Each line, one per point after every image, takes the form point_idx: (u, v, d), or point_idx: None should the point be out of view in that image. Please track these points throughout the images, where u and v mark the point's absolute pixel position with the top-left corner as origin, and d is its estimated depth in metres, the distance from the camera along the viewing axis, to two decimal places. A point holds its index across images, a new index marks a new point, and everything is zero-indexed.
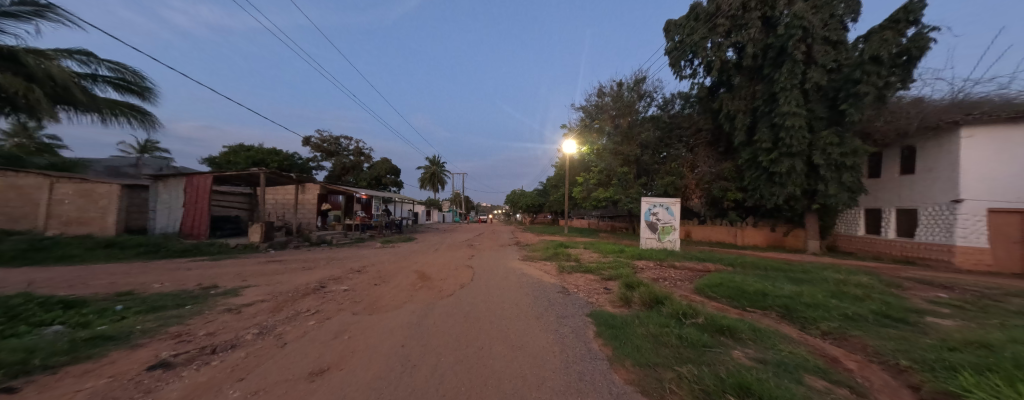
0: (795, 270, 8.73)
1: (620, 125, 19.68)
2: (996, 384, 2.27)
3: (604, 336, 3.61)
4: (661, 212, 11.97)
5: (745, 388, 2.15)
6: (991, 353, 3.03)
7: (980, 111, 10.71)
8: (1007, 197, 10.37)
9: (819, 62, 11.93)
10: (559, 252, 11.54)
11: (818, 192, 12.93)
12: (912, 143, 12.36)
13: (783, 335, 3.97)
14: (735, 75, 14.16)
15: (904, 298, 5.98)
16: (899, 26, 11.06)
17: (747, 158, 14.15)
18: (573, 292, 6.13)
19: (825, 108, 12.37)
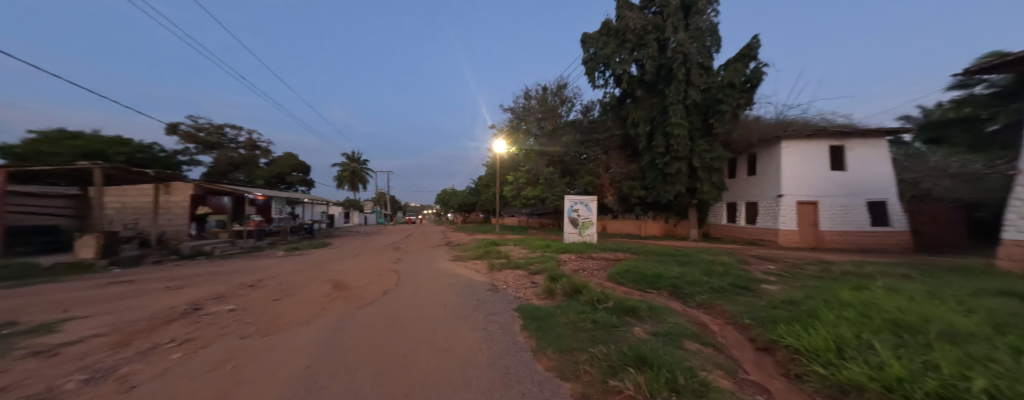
0: (682, 255, 10.49)
1: (545, 127, 21.21)
2: (799, 330, 3.10)
3: (530, 328, 3.77)
4: (581, 208, 13.01)
5: (642, 359, 2.49)
6: (796, 307, 4.11)
7: (793, 128, 14.41)
8: (809, 193, 14.21)
9: (696, 83, 14.48)
10: (490, 250, 11.69)
11: (697, 190, 15.71)
12: (755, 151, 15.91)
13: (671, 310, 4.71)
14: (637, 89, 16.22)
15: (751, 271, 7.73)
16: (746, 59, 14.10)
17: (648, 161, 16.30)
18: (502, 289, 6.26)
19: (701, 121, 15.04)
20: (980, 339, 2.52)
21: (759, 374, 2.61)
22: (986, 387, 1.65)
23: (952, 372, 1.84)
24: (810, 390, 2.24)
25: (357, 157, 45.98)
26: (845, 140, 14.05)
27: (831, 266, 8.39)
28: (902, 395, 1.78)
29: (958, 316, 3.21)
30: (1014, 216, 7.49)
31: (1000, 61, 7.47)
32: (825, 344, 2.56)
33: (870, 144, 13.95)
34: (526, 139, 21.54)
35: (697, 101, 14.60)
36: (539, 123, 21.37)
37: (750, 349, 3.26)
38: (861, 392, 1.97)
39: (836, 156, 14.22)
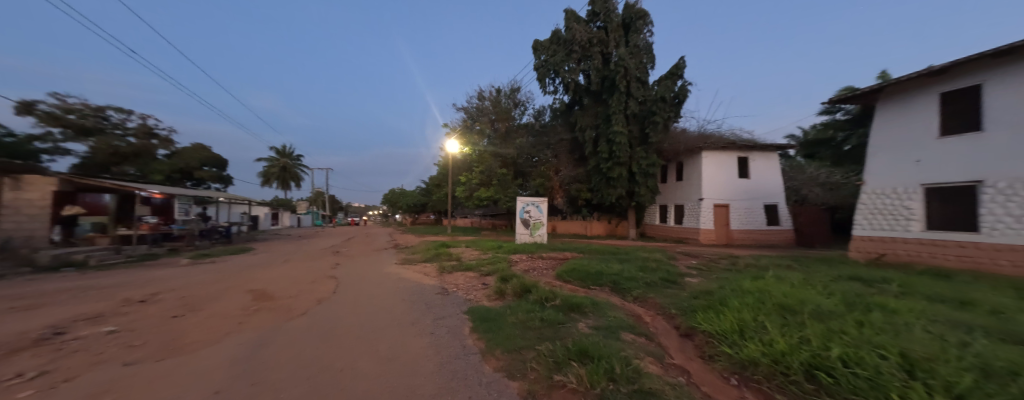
0: (621, 253, 11.29)
1: (499, 129, 21.32)
2: (713, 316, 3.56)
3: (480, 330, 3.78)
4: (533, 209, 13.30)
5: (583, 353, 2.65)
6: (712, 296, 4.70)
7: (711, 140, 16.41)
8: (723, 196, 16.27)
9: (635, 95, 15.70)
10: (440, 252, 11.40)
11: (635, 193, 17.07)
12: (682, 159, 17.75)
13: (611, 304, 5.06)
14: (584, 97, 17.11)
15: (678, 266, 8.63)
16: (675, 77, 15.70)
17: (593, 165, 17.29)
18: (452, 292, 6.15)
19: (639, 130, 16.30)
20: (837, 315, 3.17)
21: (682, 358, 2.95)
22: (843, 355, 2.08)
23: (819, 343, 2.29)
24: (721, 368, 2.59)
25: (291, 153, 41.60)
26: (747, 152, 16.49)
27: (739, 259, 9.72)
28: (788, 367, 2.18)
29: (827, 299, 3.95)
30: (862, 218, 9.43)
31: (854, 95, 9.31)
32: (731, 327, 3.00)
33: (768, 157, 16.52)
34: (478, 140, 21.36)
35: (635, 112, 15.84)
36: (491, 124, 21.32)
37: (675, 336, 3.67)
38: (759, 367, 2.35)
39: (744, 166, 16.50)
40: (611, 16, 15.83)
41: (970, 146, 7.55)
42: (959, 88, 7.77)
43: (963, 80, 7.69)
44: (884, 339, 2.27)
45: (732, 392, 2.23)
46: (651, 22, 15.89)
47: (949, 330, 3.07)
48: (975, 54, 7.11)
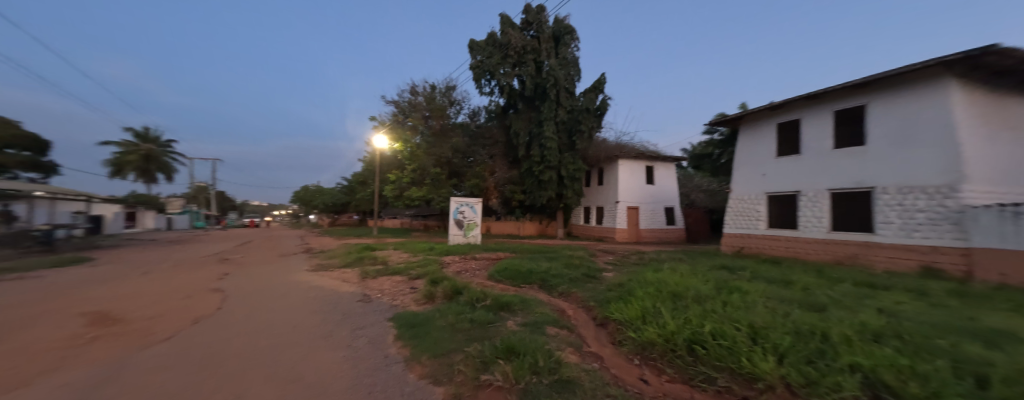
0: (549, 251, 11.91)
1: (433, 126, 20.48)
2: (622, 305, 4.04)
3: (405, 337, 3.63)
4: (467, 210, 13.19)
5: (510, 349, 2.76)
6: (622, 288, 5.31)
7: (626, 150, 18.43)
8: (634, 199, 18.38)
9: (565, 104, 16.72)
10: (363, 256, 10.55)
11: (563, 196, 18.15)
12: (603, 166, 19.47)
13: (538, 301, 5.33)
14: (518, 102, 17.62)
15: (598, 262, 9.48)
16: (597, 91, 17.16)
17: (526, 168, 17.91)
18: (375, 298, 5.75)
19: (567, 138, 17.28)
20: (713, 298, 3.88)
21: (597, 345, 3.28)
22: (714, 332, 2.60)
23: (698, 322, 2.81)
24: (627, 351, 2.97)
25: (158, 140, 33.90)
26: (654, 162, 18.94)
27: (647, 255, 11.05)
28: (676, 343, 2.64)
29: (707, 285, 4.79)
30: (730, 218, 11.55)
31: (726, 118, 11.35)
32: (636, 314, 3.44)
33: (670, 166, 19.22)
34: (410, 136, 20.31)
35: (564, 120, 16.85)
36: (424, 121, 20.49)
37: (593, 326, 4.05)
38: (655, 347, 2.76)
39: (651, 173, 18.92)
40: (543, 27, 16.64)
41: (795, 163, 9.81)
42: (789, 119, 10.05)
43: (792, 113, 9.97)
44: (741, 314, 2.90)
45: (636, 371, 2.59)
46: (578, 38, 17.09)
47: (783, 304, 4.03)
48: (795, 97, 9.38)
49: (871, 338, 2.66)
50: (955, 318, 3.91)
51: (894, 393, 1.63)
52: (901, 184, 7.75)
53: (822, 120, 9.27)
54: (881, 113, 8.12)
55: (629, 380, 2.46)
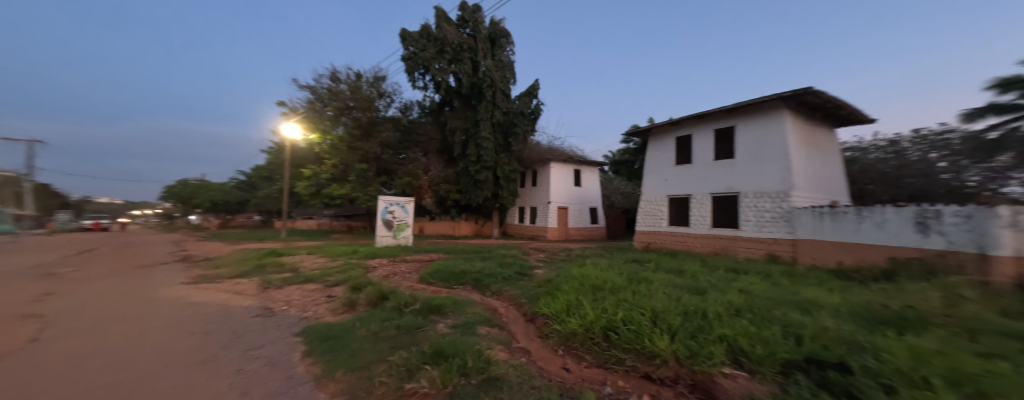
0: (483, 251, 11.94)
1: (359, 118, 18.34)
2: (550, 299, 4.31)
3: (317, 351, 3.26)
4: (397, 210, 12.47)
5: (439, 353, 2.69)
6: (550, 283, 5.62)
7: (557, 153, 19.46)
8: (564, 200, 19.54)
9: (501, 106, 16.93)
10: (267, 263, 9.18)
11: (498, 196, 18.36)
12: (536, 168, 20.22)
13: (470, 301, 5.31)
14: (454, 100, 17.33)
15: (530, 259, 9.84)
16: (531, 96, 17.77)
17: (462, 167, 17.69)
18: (281, 311, 5.05)
19: (502, 139, 17.54)
20: (624, 288, 4.56)
21: (527, 340, 3.65)
22: (626, 320, 3.36)
23: (614, 313, 3.53)
24: (553, 343, 3.47)
25: None
26: (581, 165, 20.38)
27: (574, 252, 11.80)
28: (595, 332, 3.28)
29: (620, 277, 5.36)
30: (640, 216, 12.92)
31: (638, 130, 12.67)
32: (561, 308, 3.91)
33: (595, 170, 20.93)
34: (330, 127, 17.89)
35: (501, 121, 17.05)
36: (347, 112, 18.22)
37: (522, 322, 4.29)
38: (577, 337, 3.36)
39: (578, 176, 20.33)
40: (480, 27, 16.62)
41: (688, 171, 11.45)
42: (685, 134, 11.67)
43: (687, 129, 11.58)
44: (645, 303, 3.81)
45: (561, 360, 3.13)
46: (513, 42, 17.47)
47: (677, 290, 4.78)
48: (687, 115, 11.09)
49: (734, 313, 3.79)
50: (786, 292, 5.14)
51: (746, 354, 2.68)
52: (760, 189, 9.74)
53: (708, 136, 11.02)
54: (745, 131, 10.13)
55: (554, 369, 2.94)
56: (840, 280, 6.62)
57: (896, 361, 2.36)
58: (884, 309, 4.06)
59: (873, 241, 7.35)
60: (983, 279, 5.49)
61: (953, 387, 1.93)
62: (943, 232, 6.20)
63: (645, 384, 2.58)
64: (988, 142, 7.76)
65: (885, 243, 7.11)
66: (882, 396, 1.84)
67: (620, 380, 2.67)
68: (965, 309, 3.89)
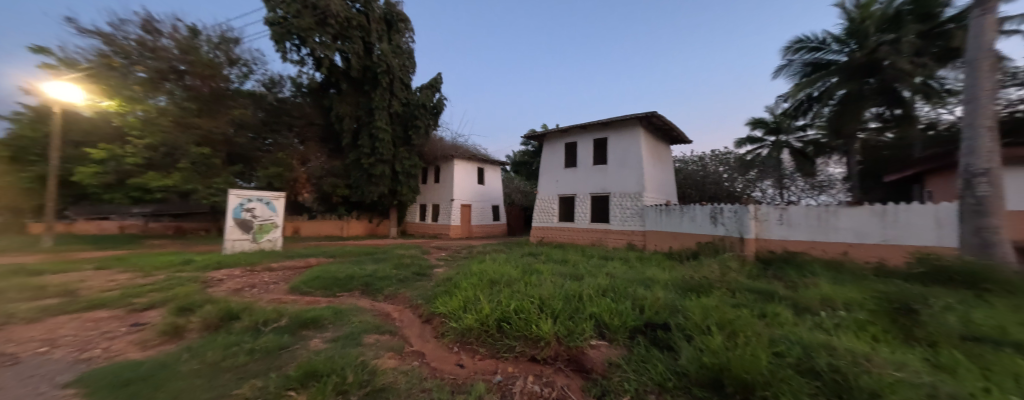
0: (377, 252, 10.87)
1: (194, 89, 12.22)
2: (447, 298, 4.25)
3: (109, 397, 2.31)
4: (259, 207, 10.23)
5: (311, 373, 2.28)
6: (447, 282, 5.48)
7: (461, 151, 19.17)
8: (467, 197, 19.47)
9: (399, 95, 15.68)
10: (25, 284, 6.23)
11: (397, 192, 17.01)
12: (439, 164, 19.61)
13: (355, 309, 4.70)
14: (342, 82, 15.29)
15: (428, 259, 9.44)
16: (434, 89, 16.60)
17: (353, 159, 15.79)
18: (43, 351, 3.45)
19: (401, 130, 16.34)
20: (518, 280, 4.82)
21: (418, 343, 3.49)
22: (517, 310, 3.58)
23: (507, 304, 3.73)
24: (448, 341, 3.42)
25: None
26: (484, 164, 20.71)
27: (474, 249, 11.79)
28: (489, 324, 3.39)
29: (513, 270, 5.64)
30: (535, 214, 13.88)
31: (534, 134, 13.60)
32: (457, 305, 3.88)
33: (497, 169, 21.53)
34: (143, 96, 11.06)
35: (398, 112, 15.84)
36: (176, 78, 11.88)
37: (417, 324, 4.08)
38: (472, 332, 3.38)
39: (481, 174, 20.59)
40: (373, 5, 14.93)
41: (574, 174, 12.87)
42: (573, 141, 13.01)
43: (574, 136, 12.96)
44: (535, 290, 4.15)
45: (455, 358, 3.12)
46: (411, 28, 16.36)
47: (562, 278, 5.27)
48: (571, 125, 12.42)
49: (602, 293, 4.46)
50: (638, 272, 6.31)
51: (607, 326, 3.40)
52: (624, 190, 11.61)
53: (590, 143, 12.56)
54: (616, 142, 11.89)
55: (447, 367, 2.91)
56: (673, 260, 8.50)
57: (695, 316, 3.40)
58: (695, 278, 5.42)
59: (689, 230, 9.88)
60: (741, 253, 8.30)
61: (721, 330, 3.08)
62: (723, 222, 9.03)
63: (533, 366, 2.90)
64: (747, 162, 14.84)
65: (693, 232, 9.77)
66: (684, 344, 2.83)
67: (511, 367, 2.88)
68: (733, 275, 5.56)
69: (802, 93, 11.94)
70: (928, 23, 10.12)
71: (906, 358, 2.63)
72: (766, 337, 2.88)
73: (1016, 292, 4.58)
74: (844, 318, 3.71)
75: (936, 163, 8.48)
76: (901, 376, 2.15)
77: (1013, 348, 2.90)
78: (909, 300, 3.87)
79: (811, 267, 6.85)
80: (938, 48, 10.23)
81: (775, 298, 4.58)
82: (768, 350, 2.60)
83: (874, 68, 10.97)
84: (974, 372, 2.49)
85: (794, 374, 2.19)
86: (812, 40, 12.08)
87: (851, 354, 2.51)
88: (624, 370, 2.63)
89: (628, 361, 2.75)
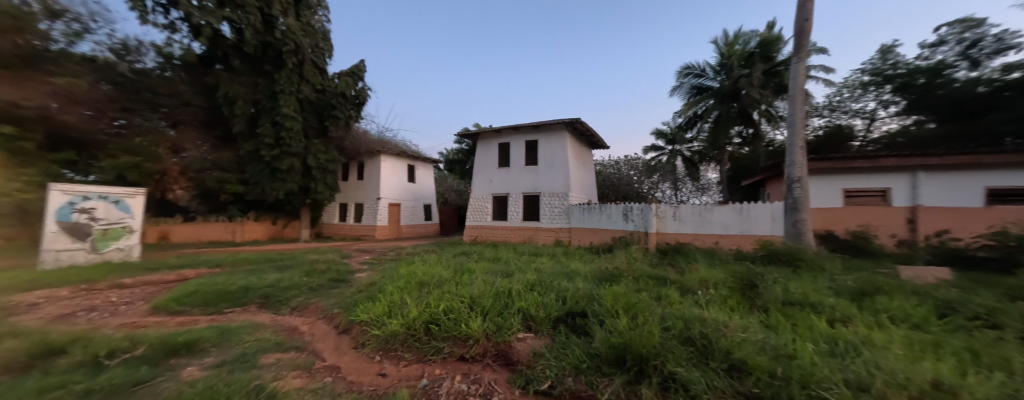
0: (283, 259, 9.44)
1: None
2: (368, 306, 3.85)
3: None
4: (102, 207, 7.99)
5: None
6: (368, 288, 5.00)
7: (389, 146, 17.78)
8: (396, 196, 18.15)
9: (310, 80, 13.77)
10: None
11: (310, 189, 14.98)
12: (363, 160, 17.92)
13: (251, 326, 3.97)
14: (233, 58, 12.82)
15: (347, 263, 8.54)
16: (356, 77, 14.95)
17: (249, 150, 13.40)
18: None
19: (315, 120, 14.44)
20: (450, 280, 4.66)
21: (333, 357, 3.10)
22: (447, 310, 3.45)
23: (435, 306, 3.56)
24: (371, 350, 3.11)
25: None
26: (414, 161, 19.62)
27: (402, 251, 11.09)
28: (416, 328, 3.19)
29: (443, 271, 5.42)
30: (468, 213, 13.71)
31: (468, 132, 13.38)
32: (381, 310, 3.57)
33: (428, 167, 20.58)
34: None
35: (311, 99, 13.96)
36: None
37: (333, 336, 3.63)
38: (397, 338, 3.13)
39: (411, 172, 19.46)
40: None
41: (506, 174, 13.07)
42: (506, 141, 13.20)
43: (507, 137, 13.15)
44: (465, 290, 4.05)
45: (376, 367, 2.84)
46: (325, 6, 14.51)
47: (493, 276, 5.26)
48: (502, 126, 12.56)
49: (529, 288, 4.59)
50: (563, 267, 6.65)
51: (533, 319, 3.49)
52: (553, 190, 12.20)
53: (522, 144, 12.88)
54: (545, 144, 12.41)
55: (368, 379, 2.63)
56: (592, 254, 9.26)
57: (608, 302, 3.71)
58: (610, 268, 5.97)
59: (604, 226, 10.86)
60: (645, 245, 9.46)
61: (626, 312, 3.43)
62: (632, 218, 10.19)
63: (461, 365, 2.81)
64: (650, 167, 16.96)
65: (607, 227, 10.79)
66: (597, 329, 3.06)
67: (438, 369, 2.74)
68: (640, 265, 6.26)
69: (690, 111, 14.14)
70: (769, 64, 13.02)
71: (750, 322, 3.33)
72: (659, 315, 3.29)
73: (817, 266, 6.17)
74: (713, 294, 4.48)
75: (771, 172, 10.79)
76: (746, 338, 2.74)
77: (810, 308, 3.90)
78: (753, 276, 4.88)
79: (694, 255, 8.18)
80: (775, 84, 13.22)
81: (667, 283, 5.30)
82: (660, 326, 2.99)
83: (735, 94, 13.58)
84: (790, 328, 3.26)
85: (681, 349, 2.54)
86: (696, 68, 14.38)
87: (715, 323, 3.05)
88: (547, 358, 2.73)
89: (550, 350, 2.86)
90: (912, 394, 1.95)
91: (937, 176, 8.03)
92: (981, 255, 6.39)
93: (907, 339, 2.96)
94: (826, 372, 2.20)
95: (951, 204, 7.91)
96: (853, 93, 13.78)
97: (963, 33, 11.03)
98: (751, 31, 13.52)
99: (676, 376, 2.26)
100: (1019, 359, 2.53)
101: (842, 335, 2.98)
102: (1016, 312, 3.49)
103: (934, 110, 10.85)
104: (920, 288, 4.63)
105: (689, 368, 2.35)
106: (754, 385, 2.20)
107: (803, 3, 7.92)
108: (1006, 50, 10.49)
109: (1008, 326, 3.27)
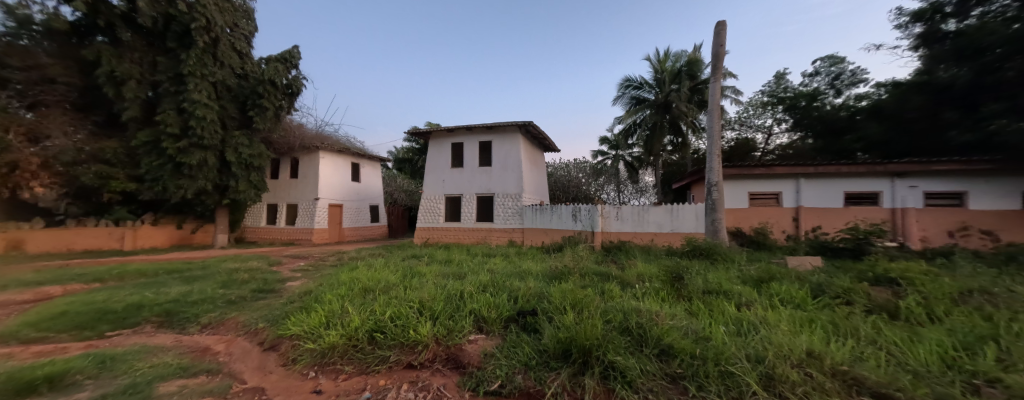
0: (193, 269, 8.08)
1: None
2: (300, 318, 3.44)
3: None
4: None
5: None
6: (301, 298, 4.49)
7: (328, 142, 16.28)
8: (337, 196, 16.66)
9: (227, 62, 11.98)
10: None
11: (227, 188, 13.06)
12: (297, 156, 16.21)
13: (147, 349, 3.32)
14: (121, 30, 10.67)
15: (277, 272, 7.59)
16: (287, 64, 13.36)
17: (145, 140, 11.25)
18: None
19: (235, 109, 12.64)
20: (398, 285, 4.40)
21: (256, 377, 2.72)
22: (394, 317, 3.24)
23: (381, 313, 3.32)
24: (303, 366, 2.79)
25: None
26: (359, 159, 18.30)
27: (343, 255, 10.26)
28: (359, 338, 2.94)
29: (391, 275, 5.10)
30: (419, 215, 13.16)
31: (418, 131, 12.84)
32: (317, 321, 3.23)
33: (373, 166, 19.31)
34: None
35: (230, 85, 12.22)
36: None
37: (257, 354, 3.19)
38: (336, 350, 2.86)
39: (354, 170, 18.07)
40: None
41: (458, 174, 12.85)
42: (459, 141, 12.97)
43: (460, 137, 12.93)
44: (414, 294, 3.86)
45: (310, 384, 2.56)
46: None
47: (444, 278, 5.12)
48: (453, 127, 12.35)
49: (481, 289, 4.53)
50: (516, 266, 6.71)
51: (484, 321, 3.44)
52: (506, 191, 12.27)
53: (475, 145, 12.75)
54: (498, 146, 12.48)
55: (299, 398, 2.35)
56: (542, 253, 9.50)
57: (556, 300, 3.79)
58: (559, 267, 6.18)
59: (555, 226, 11.22)
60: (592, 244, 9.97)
61: (572, 308, 3.54)
62: (581, 218, 10.69)
63: (408, 373, 2.65)
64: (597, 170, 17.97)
65: (557, 227, 11.17)
66: (546, 325, 3.13)
67: (382, 380, 2.56)
68: (588, 263, 6.54)
69: (630, 119, 15.33)
70: (694, 81, 14.70)
71: (677, 310, 3.67)
72: (601, 309, 3.45)
73: (729, 258, 7.10)
74: (649, 287, 4.86)
75: (696, 176, 12.12)
76: (673, 325, 3.01)
77: (723, 295, 4.43)
78: (679, 269, 5.44)
79: (633, 251, 8.84)
80: (698, 99, 14.97)
81: (610, 278, 5.63)
82: (602, 319, 3.13)
83: (667, 106, 15.04)
84: (710, 314, 3.65)
85: (619, 339, 2.71)
86: (634, 81, 15.62)
87: (648, 313, 3.30)
88: (497, 358, 2.70)
89: (500, 350, 2.83)
90: (794, 361, 2.31)
91: (813, 182, 9.70)
92: (840, 245, 7.89)
93: (791, 316, 3.52)
94: (734, 349, 2.50)
95: (825, 205, 9.62)
96: (756, 111, 16.15)
97: (831, 67, 13.58)
98: (679, 51, 15.12)
99: (614, 364, 2.39)
100: (865, 328, 3.14)
101: (747, 317, 3.43)
102: (864, 290, 4.32)
103: (811, 128, 13.03)
104: (802, 274, 5.55)
105: (626, 356, 2.49)
106: (679, 366, 2.42)
107: (717, 31, 9.03)
108: (858, 83, 13.20)
109: (857, 301, 4.05)
